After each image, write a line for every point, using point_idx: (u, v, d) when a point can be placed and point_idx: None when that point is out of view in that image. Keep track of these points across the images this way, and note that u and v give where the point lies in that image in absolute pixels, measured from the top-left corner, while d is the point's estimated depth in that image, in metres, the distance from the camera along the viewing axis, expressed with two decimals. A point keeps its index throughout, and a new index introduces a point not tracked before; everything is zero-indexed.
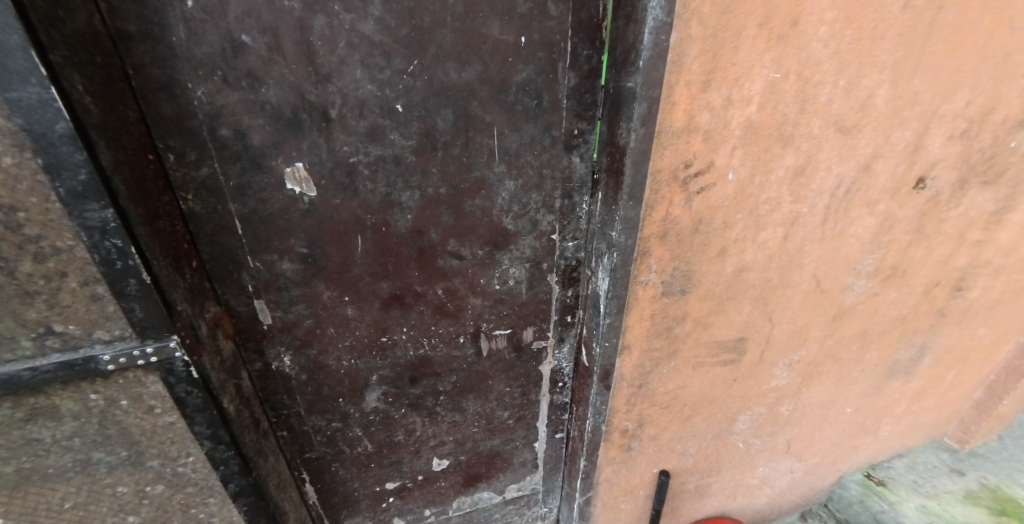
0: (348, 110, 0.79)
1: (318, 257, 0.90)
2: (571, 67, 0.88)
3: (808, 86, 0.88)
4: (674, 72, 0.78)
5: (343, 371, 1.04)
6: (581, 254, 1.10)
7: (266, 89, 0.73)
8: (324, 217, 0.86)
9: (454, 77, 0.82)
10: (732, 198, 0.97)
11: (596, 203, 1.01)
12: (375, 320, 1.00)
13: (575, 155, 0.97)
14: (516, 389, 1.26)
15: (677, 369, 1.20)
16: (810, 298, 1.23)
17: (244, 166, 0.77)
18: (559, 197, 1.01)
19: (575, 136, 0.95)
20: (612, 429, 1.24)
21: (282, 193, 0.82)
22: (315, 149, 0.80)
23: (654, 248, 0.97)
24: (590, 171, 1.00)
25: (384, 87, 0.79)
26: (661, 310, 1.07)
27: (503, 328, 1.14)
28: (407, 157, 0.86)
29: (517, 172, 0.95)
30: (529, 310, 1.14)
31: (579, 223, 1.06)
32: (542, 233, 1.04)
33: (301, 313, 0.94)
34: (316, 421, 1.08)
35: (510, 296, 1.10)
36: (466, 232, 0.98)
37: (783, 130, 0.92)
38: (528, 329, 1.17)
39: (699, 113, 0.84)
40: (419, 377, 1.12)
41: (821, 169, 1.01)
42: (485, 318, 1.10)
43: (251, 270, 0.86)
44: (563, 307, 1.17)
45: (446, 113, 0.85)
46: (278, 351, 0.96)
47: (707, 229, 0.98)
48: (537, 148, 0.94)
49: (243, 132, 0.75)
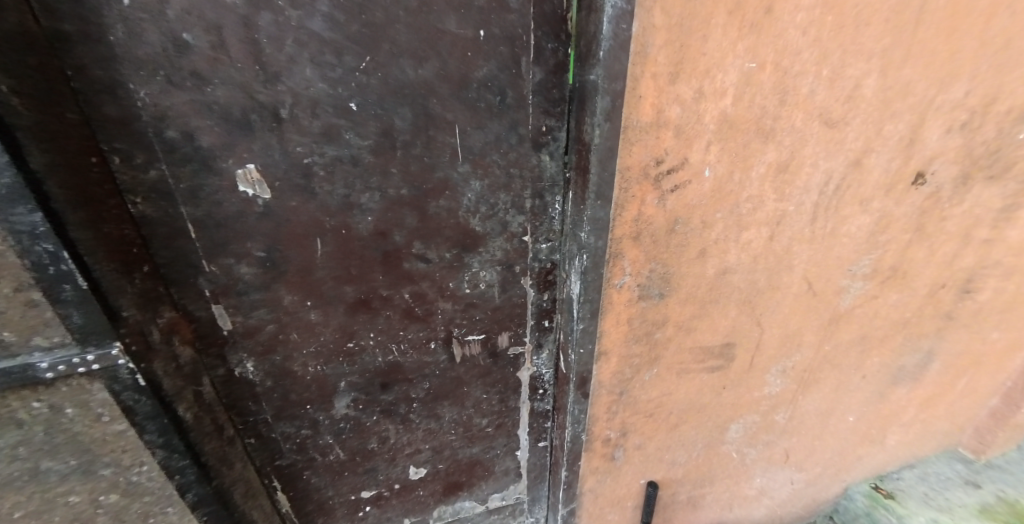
0: (300, 110, 0.77)
1: (277, 261, 0.88)
2: (535, 62, 0.85)
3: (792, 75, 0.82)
4: (637, 64, 0.74)
5: (310, 377, 1.02)
6: (557, 256, 1.06)
7: (213, 89, 0.71)
8: (282, 220, 0.84)
9: (411, 75, 0.80)
10: (711, 195, 0.92)
11: (568, 202, 0.97)
12: (341, 325, 0.98)
13: (545, 153, 0.94)
14: (494, 396, 1.22)
15: (660, 376, 1.15)
16: (801, 301, 1.17)
17: (195, 168, 0.75)
18: (528, 197, 0.98)
19: (544, 133, 0.92)
20: (593, 438, 1.20)
21: (236, 196, 0.80)
22: (268, 151, 0.78)
23: (627, 250, 0.92)
24: (560, 170, 0.97)
25: (337, 86, 0.77)
26: (639, 315, 1.02)
27: (476, 333, 1.10)
28: (366, 158, 0.84)
29: (484, 172, 0.92)
30: (505, 314, 1.10)
31: (552, 224, 1.02)
32: (513, 235, 1.00)
33: (263, 318, 0.92)
34: (285, 428, 1.06)
35: (482, 300, 1.06)
36: (432, 235, 0.95)
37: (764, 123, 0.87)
38: (503, 334, 1.13)
39: (668, 107, 0.80)
40: (390, 383, 1.09)
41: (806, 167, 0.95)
42: (457, 322, 1.07)
43: (208, 275, 0.84)
44: (540, 311, 1.13)
45: (405, 112, 0.82)
46: (241, 357, 0.94)
47: (685, 227, 0.93)
48: (504, 147, 0.91)
49: (191, 133, 0.73)
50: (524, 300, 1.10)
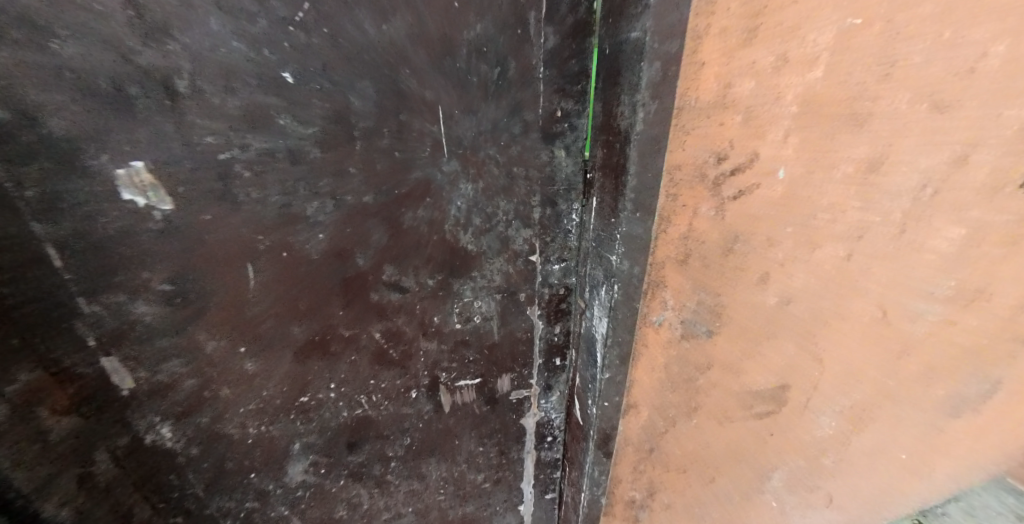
0: (204, 81, 0.52)
1: (191, 295, 0.63)
2: (547, 20, 0.63)
3: (931, 42, 0.55)
4: (703, 12, 0.53)
5: (251, 440, 0.77)
6: (572, 280, 0.83)
7: (63, 47, 0.47)
8: (192, 239, 0.59)
9: (371, 33, 0.56)
10: (790, 204, 0.67)
11: (590, 213, 0.74)
12: (290, 374, 0.74)
13: (559, 147, 0.71)
14: (492, 449, 1.00)
15: (697, 425, 0.93)
16: (871, 332, 0.86)
17: (49, 166, 0.51)
18: (537, 205, 0.74)
19: (558, 119, 0.69)
20: (615, 501, 0.99)
21: (119, 207, 0.55)
22: (162, 140, 0.53)
23: (670, 278, 0.69)
24: (579, 170, 0.74)
25: (259, 46, 0.52)
26: (681, 359, 0.80)
27: (468, 379, 0.88)
28: (311, 153, 0.59)
29: (479, 172, 0.68)
30: (506, 352, 0.88)
31: (567, 240, 0.79)
32: (516, 254, 0.77)
33: (177, 370, 0.67)
34: (222, 502, 0.80)
35: (476, 337, 0.83)
36: (409, 257, 0.70)
37: (876, 116, 0.59)
38: (503, 378, 0.91)
39: (739, 81, 0.57)
40: (359, 441, 0.86)
41: (920, 169, 0.65)
42: (443, 366, 0.84)
43: (87, 317, 0.60)
44: (549, 348, 0.90)
45: (364, 87, 0.58)
46: (150, 421, 0.69)
47: (748, 249, 0.70)
48: (506, 137, 0.67)
49: (35, 114, 0.49)
50: (530, 335, 0.87)
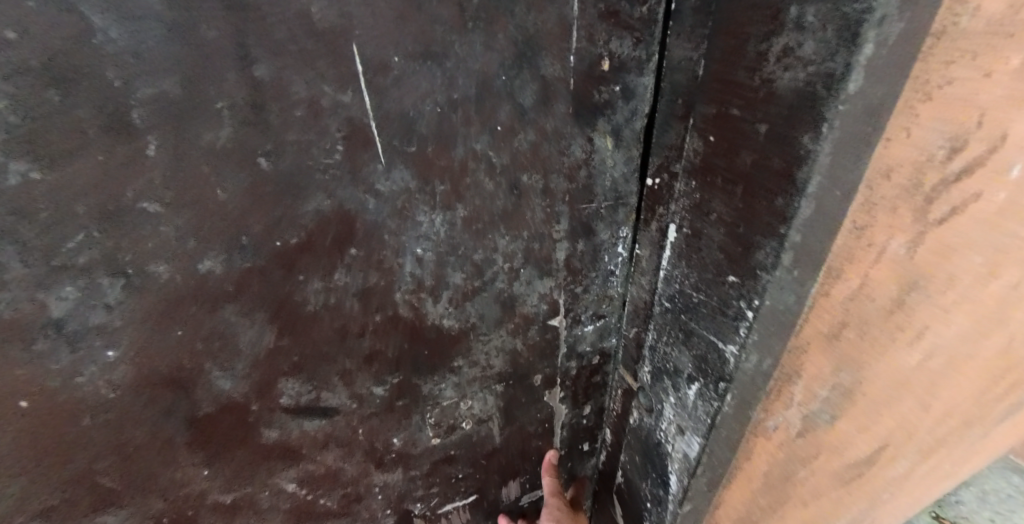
0: None
1: None
2: None
3: None
4: None
5: None
6: (609, 342, 0.51)
7: None
8: None
9: None
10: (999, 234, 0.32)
11: (652, 242, 0.42)
12: None
13: (601, 131, 0.37)
14: None
15: None
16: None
17: None
18: (562, 237, 0.40)
19: (603, 78, 0.35)
20: None
21: None
22: None
23: (811, 362, 0.36)
24: (633, 169, 0.41)
25: None
26: (798, 463, 0.47)
27: (460, 499, 0.53)
28: (5, 172, 0.22)
29: (456, 189, 0.33)
30: (517, 457, 0.54)
31: (604, 288, 0.46)
32: (527, 318, 0.44)
33: None
34: None
35: (468, 447, 0.49)
36: (332, 358, 0.35)
37: None
38: (511, 484, 0.56)
39: None
40: None
41: None
42: (415, 494, 0.49)
43: None
44: (575, 435, 0.58)
45: None
46: None
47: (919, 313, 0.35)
48: (506, 115, 0.32)
49: None
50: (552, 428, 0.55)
